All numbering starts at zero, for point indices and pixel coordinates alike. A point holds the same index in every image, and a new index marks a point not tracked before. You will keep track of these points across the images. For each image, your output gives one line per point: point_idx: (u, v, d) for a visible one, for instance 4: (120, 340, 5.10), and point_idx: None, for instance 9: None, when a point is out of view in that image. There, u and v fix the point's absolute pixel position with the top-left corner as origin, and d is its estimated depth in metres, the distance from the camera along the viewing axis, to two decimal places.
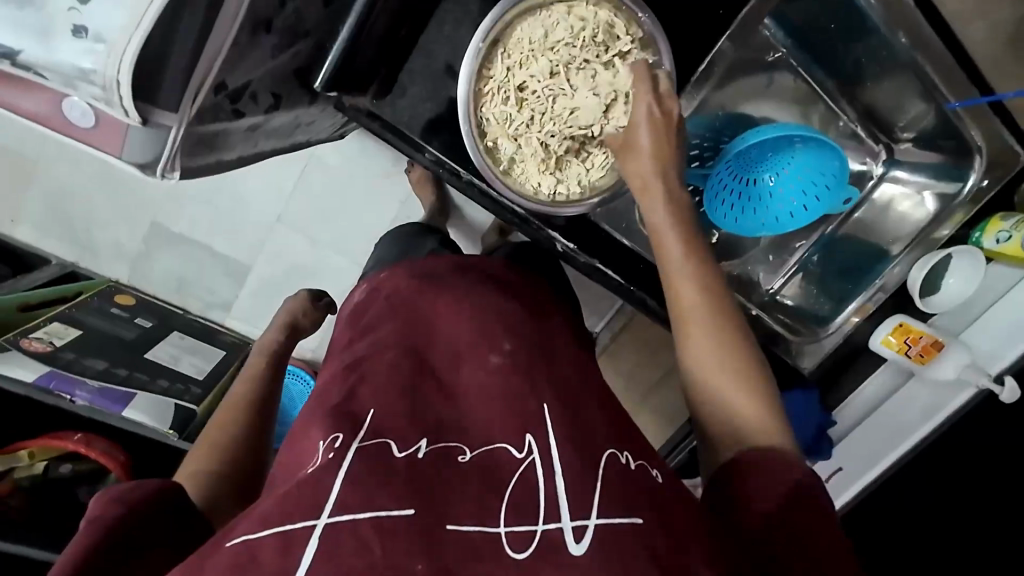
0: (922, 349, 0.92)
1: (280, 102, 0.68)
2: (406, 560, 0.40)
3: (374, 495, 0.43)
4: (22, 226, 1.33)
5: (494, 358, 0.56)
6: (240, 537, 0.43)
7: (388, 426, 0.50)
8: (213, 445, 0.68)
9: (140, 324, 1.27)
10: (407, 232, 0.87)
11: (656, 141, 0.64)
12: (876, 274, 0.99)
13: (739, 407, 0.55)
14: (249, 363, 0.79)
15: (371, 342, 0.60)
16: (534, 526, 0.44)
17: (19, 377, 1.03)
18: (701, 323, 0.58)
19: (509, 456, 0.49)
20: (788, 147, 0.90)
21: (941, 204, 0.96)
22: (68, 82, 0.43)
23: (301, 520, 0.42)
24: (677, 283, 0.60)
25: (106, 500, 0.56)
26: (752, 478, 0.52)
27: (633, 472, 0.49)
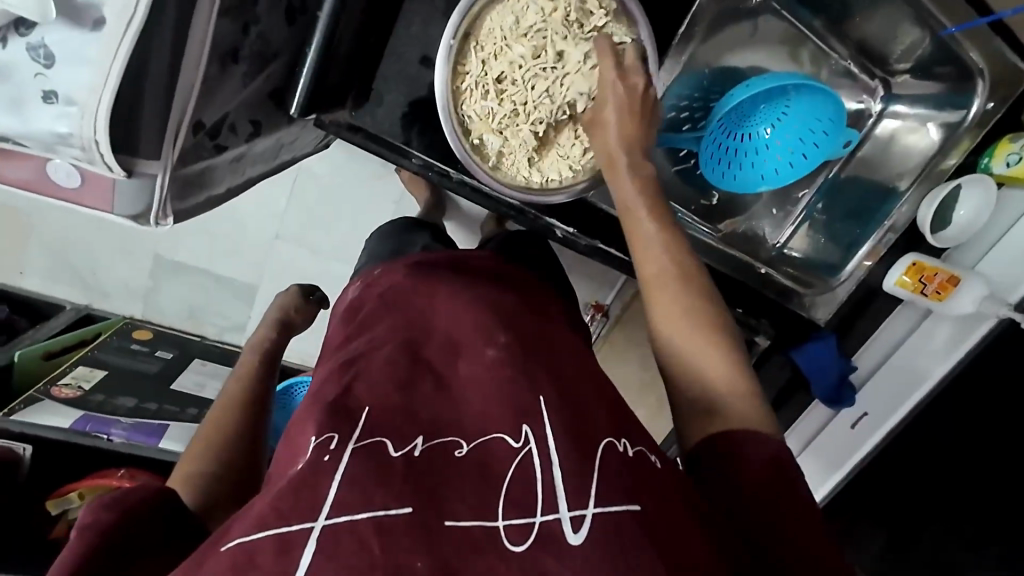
0: (938, 286, 0.91)
1: (260, 128, 0.67)
2: (406, 558, 0.38)
3: (372, 493, 0.41)
4: (29, 277, 1.34)
5: (491, 350, 0.54)
6: (235, 539, 0.40)
7: (382, 424, 0.47)
8: (205, 445, 0.63)
9: (161, 357, 1.32)
10: (394, 227, 0.85)
11: (622, 120, 0.62)
12: (884, 214, 0.97)
13: (715, 380, 0.55)
14: (240, 363, 0.73)
15: (366, 341, 0.57)
16: (533, 518, 0.42)
17: (55, 424, 1.08)
18: (676, 298, 0.57)
19: (505, 446, 0.46)
20: (780, 95, 0.88)
21: (946, 133, 0.93)
22: (48, 148, 0.42)
23: (297, 522, 0.39)
24: (649, 261, 0.59)
25: (97, 504, 0.50)
26: (722, 457, 0.52)
27: (632, 460, 0.47)
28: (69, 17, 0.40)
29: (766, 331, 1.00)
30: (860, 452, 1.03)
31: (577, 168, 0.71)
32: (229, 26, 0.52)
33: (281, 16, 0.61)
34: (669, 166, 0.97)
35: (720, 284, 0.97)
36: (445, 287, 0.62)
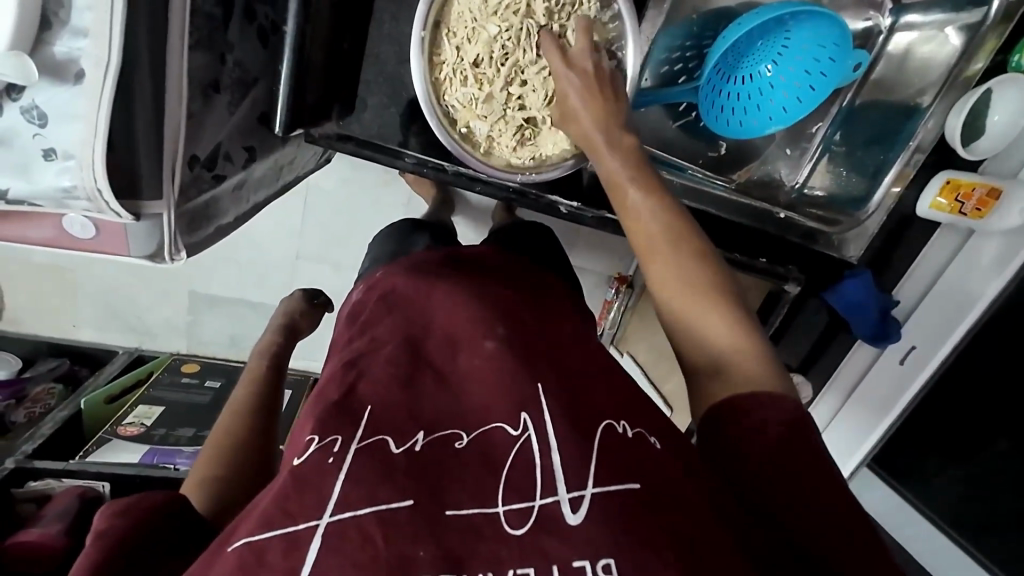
0: (977, 203, 0.85)
1: (255, 152, 0.69)
2: (410, 548, 0.39)
3: (375, 490, 0.42)
4: (83, 327, 1.42)
5: (490, 343, 0.55)
6: (242, 539, 0.41)
7: (386, 421, 0.48)
8: (220, 447, 0.64)
9: (211, 386, 1.39)
10: (398, 229, 0.86)
11: (591, 100, 0.61)
12: (910, 134, 0.91)
13: (721, 346, 0.53)
14: (248, 368, 0.75)
15: (368, 341, 0.58)
16: (532, 502, 0.42)
17: (126, 460, 1.20)
18: (674, 264, 0.56)
19: (504, 435, 0.47)
20: (777, 27, 0.84)
21: (968, 35, 0.86)
22: (60, 205, 0.45)
23: (304, 521, 0.40)
24: (642, 231, 0.57)
25: (111, 511, 0.50)
26: (730, 421, 0.50)
27: (631, 441, 0.47)
28: (50, 72, 0.41)
29: (795, 277, 0.96)
30: (910, 391, 0.99)
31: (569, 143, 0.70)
32: (204, 58, 0.53)
33: (254, 40, 0.62)
34: (670, 123, 0.94)
35: (741, 235, 0.94)
36: (442, 282, 0.63)
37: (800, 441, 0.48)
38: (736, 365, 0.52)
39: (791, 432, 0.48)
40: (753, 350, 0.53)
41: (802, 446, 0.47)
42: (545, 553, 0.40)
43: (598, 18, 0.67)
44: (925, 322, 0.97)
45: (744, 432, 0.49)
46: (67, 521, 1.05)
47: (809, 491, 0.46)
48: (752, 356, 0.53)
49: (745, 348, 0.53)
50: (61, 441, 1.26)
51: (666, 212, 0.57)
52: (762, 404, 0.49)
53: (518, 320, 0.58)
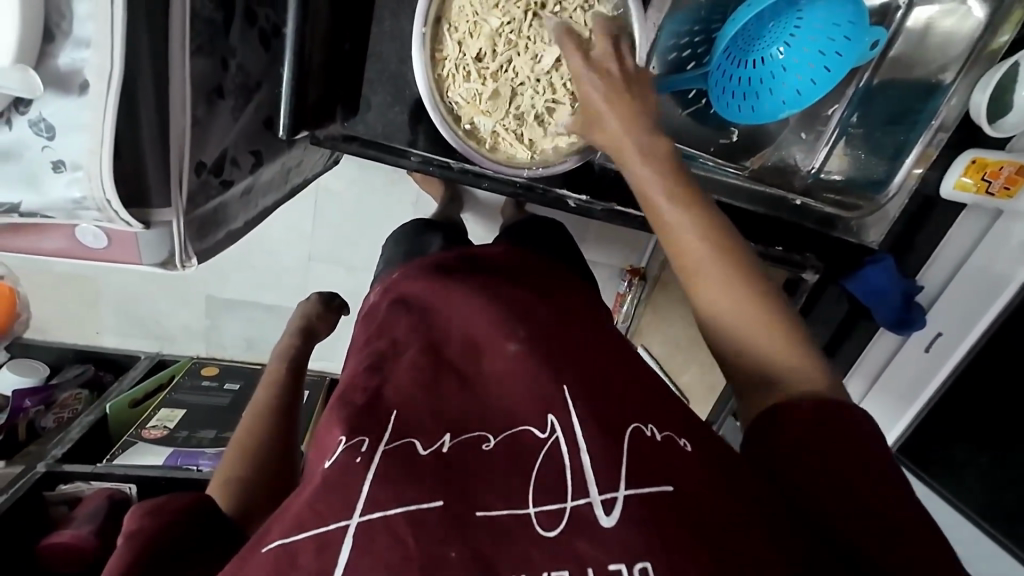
0: (1006, 181, 0.82)
1: (262, 157, 0.69)
2: (440, 548, 0.39)
3: (402, 490, 0.42)
4: (105, 334, 1.47)
5: (509, 344, 0.54)
6: (276, 540, 0.41)
7: (412, 426, 0.48)
8: (243, 450, 0.64)
9: (230, 389, 1.42)
10: (410, 229, 0.86)
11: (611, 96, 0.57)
12: (931, 113, 0.89)
13: (772, 352, 0.52)
14: (267, 370, 0.76)
15: (385, 340, 0.58)
16: (563, 504, 0.41)
17: (151, 462, 1.23)
18: (715, 267, 0.54)
19: (531, 438, 0.46)
20: (790, 7, 0.82)
21: (992, 7, 0.84)
22: (70, 215, 0.45)
23: (334, 521, 0.40)
24: (681, 239, 0.55)
25: (141, 511, 0.51)
26: (782, 424, 0.49)
27: (662, 445, 0.45)
28: (57, 84, 0.42)
29: (813, 265, 0.94)
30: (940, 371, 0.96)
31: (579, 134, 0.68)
32: (208, 64, 0.53)
33: (256, 43, 0.62)
34: (679, 111, 0.92)
35: (757, 226, 0.91)
36: (458, 283, 0.63)
37: (842, 441, 0.47)
38: (791, 372, 0.51)
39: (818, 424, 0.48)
40: (804, 354, 0.52)
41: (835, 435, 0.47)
42: (579, 556, 0.39)
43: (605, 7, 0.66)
44: (950, 308, 0.94)
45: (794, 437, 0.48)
46: (97, 522, 1.07)
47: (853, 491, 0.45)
48: (802, 359, 0.51)
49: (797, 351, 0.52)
50: (88, 444, 1.28)
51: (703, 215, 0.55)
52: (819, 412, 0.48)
53: (532, 319, 0.58)
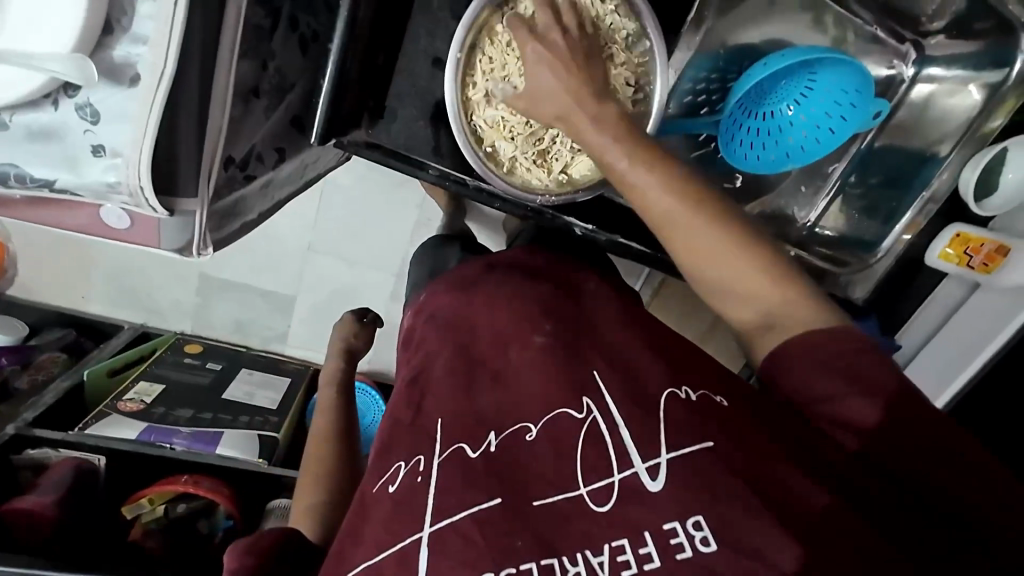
0: (985, 258, 0.88)
1: (286, 153, 0.71)
2: (507, 539, 0.47)
3: (464, 496, 0.51)
4: (93, 300, 1.46)
5: (540, 337, 0.60)
6: (362, 563, 0.52)
7: (457, 432, 0.56)
8: (320, 475, 0.82)
9: (212, 368, 1.41)
10: (430, 249, 0.94)
11: (565, 73, 0.58)
12: (923, 184, 0.94)
13: (761, 296, 0.55)
14: (322, 395, 0.92)
15: (423, 358, 0.66)
16: (611, 479, 0.48)
17: (124, 435, 1.20)
18: (692, 223, 0.56)
19: (569, 419, 0.53)
20: (803, 69, 0.85)
21: (988, 92, 0.89)
22: (100, 196, 0.47)
23: (410, 535, 0.51)
24: (659, 208, 0.56)
25: (239, 552, 0.60)
26: (800, 363, 0.52)
27: (697, 403, 0.51)
28: (110, 75, 0.44)
29: None
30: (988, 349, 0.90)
31: (594, 170, 0.73)
32: (249, 64, 0.55)
33: (295, 48, 0.64)
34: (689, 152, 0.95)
35: None
36: (481, 297, 0.66)
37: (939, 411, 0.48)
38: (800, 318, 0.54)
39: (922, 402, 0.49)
40: (800, 292, 0.55)
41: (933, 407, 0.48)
42: (635, 522, 0.45)
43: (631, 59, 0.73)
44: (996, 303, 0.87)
45: (812, 377, 0.51)
46: (61, 492, 1.06)
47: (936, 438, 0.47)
48: (783, 290, 0.55)
49: (784, 283, 0.55)
50: (63, 411, 1.26)
51: (673, 178, 0.56)
52: (825, 340, 0.52)
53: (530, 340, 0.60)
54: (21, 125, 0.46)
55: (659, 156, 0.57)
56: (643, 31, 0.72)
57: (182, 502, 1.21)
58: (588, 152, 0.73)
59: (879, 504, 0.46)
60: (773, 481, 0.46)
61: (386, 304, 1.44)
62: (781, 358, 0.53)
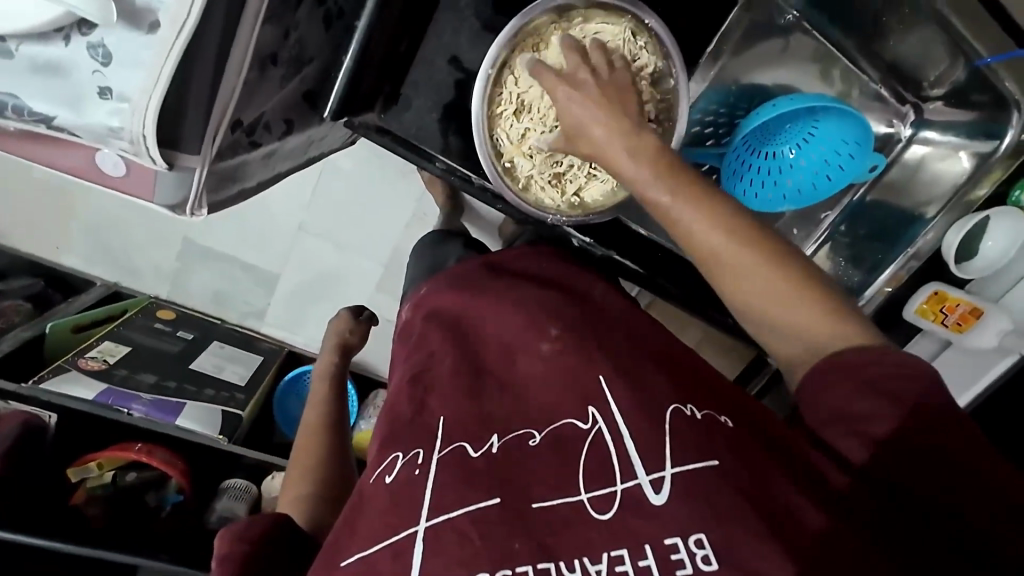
0: (959, 317, 0.92)
1: (292, 126, 0.70)
2: (506, 541, 0.49)
3: (463, 496, 0.53)
4: (68, 253, 1.39)
5: (546, 344, 0.63)
6: (354, 556, 0.54)
7: (460, 431, 0.59)
8: (306, 468, 0.81)
9: (183, 337, 1.37)
10: (430, 242, 0.95)
11: (600, 100, 0.58)
12: (909, 239, 0.98)
13: (799, 321, 0.55)
14: (314, 388, 0.92)
15: (425, 355, 0.69)
16: (613, 488, 0.50)
17: (81, 395, 1.15)
18: (730, 249, 0.55)
19: (575, 429, 0.55)
20: (807, 116, 0.88)
21: (977, 161, 0.93)
22: (98, 139, 0.45)
23: (405, 530, 0.52)
24: (691, 236, 0.56)
25: (230, 540, 0.65)
26: (829, 382, 0.52)
27: (701, 422, 0.52)
28: (129, 18, 0.43)
29: None
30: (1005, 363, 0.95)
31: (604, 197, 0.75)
32: (272, 31, 0.54)
33: (319, 23, 0.64)
34: None
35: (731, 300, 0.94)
36: (486, 295, 0.71)
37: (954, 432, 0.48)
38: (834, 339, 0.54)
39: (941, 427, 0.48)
40: (834, 311, 0.55)
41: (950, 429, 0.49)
42: (635, 534, 0.47)
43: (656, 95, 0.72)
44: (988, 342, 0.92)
45: (841, 398, 0.51)
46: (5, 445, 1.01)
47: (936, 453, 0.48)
48: (822, 313, 0.54)
49: (822, 306, 0.54)
50: (22, 360, 1.21)
51: (711, 207, 0.56)
52: (866, 363, 0.51)
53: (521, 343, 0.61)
54: (26, 57, 0.45)
55: (699, 185, 0.57)
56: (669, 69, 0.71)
57: (133, 471, 1.18)
58: (601, 179, 0.75)
59: (877, 517, 0.47)
60: (768, 496, 0.47)
61: (370, 294, 1.42)
62: (811, 382, 0.53)
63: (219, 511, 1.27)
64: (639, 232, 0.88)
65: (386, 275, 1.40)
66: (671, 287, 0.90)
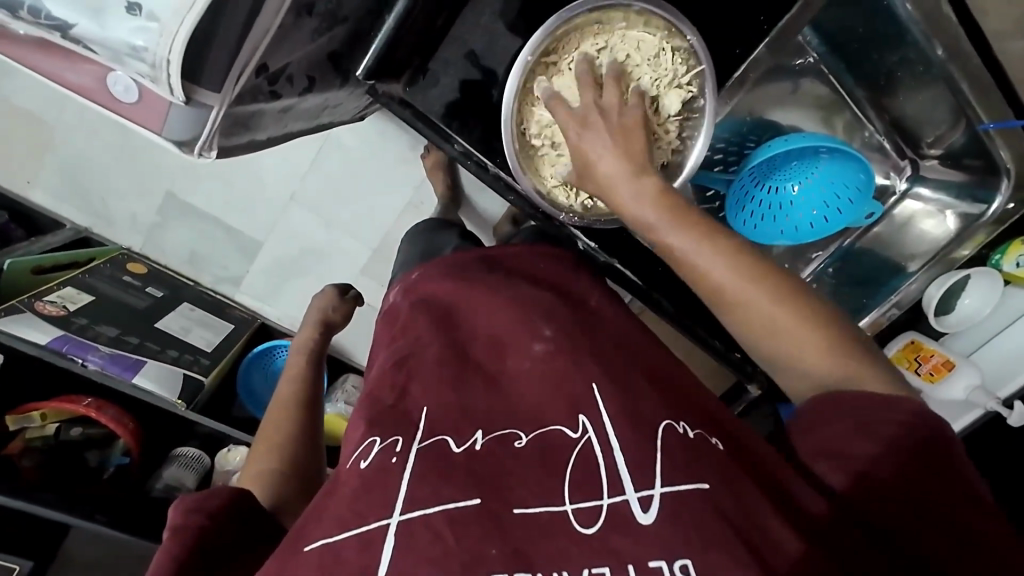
0: (932, 367, 1.01)
1: (315, 85, 0.68)
2: (480, 546, 0.47)
3: (441, 494, 0.50)
4: (37, 188, 1.28)
5: (536, 341, 0.63)
6: (319, 540, 0.50)
7: (442, 425, 0.57)
8: (275, 444, 0.77)
9: (151, 294, 1.31)
10: (431, 230, 0.94)
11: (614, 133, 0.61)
12: (892, 289, 1.05)
13: (815, 365, 0.56)
14: (291, 362, 0.89)
15: (412, 340, 0.68)
16: (600, 501, 0.48)
17: (32, 338, 1.05)
18: (745, 296, 0.57)
19: (564, 436, 0.54)
20: (813, 155, 0.90)
21: (964, 223, 0.98)
22: (116, 58, 0.44)
23: (375, 521, 0.49)
24: (713, 280, 0.58)
25: (184, 510, 0.62)
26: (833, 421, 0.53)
27: (692, 441, 0.52)
28: None
29: (757, 382, 1.02)
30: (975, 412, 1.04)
31: None
32: None
33: None
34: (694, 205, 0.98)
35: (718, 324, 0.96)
36: (481, 288, 0.70)
37: (933, 468, 0.49)
38: (838, 371, 0.55)
39: (921, 464, 0.49)
40: (837, 341, 0.56)
41: (931, 461, 0.49)
42: (617, 552, 0.46)
43: (683, 116, 0.74)
44: (958, 394, 0.99)
45: (835, 432, 0.52)
46: None
47: (923, 493, 0.49)
48: (837, 356, 0.56)
49: (829, 343, 0.56)
50: None
51: (712, 242, 0.58)
52: (860, 404, 0.52)
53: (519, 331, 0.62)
54: None
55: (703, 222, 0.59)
56: (702, 89, 0.72)
57: (78, 426, 1.12)
58: None
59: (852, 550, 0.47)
60: (756, 525, 0.46)
61: (356, 275, 1.40)
62: (815, 420, 0.54)
63: (166, 479, 1.21)
64: (644, 243, 0.88)
65: (375, 259, 1.37)
66: (666, 303, 0.92)
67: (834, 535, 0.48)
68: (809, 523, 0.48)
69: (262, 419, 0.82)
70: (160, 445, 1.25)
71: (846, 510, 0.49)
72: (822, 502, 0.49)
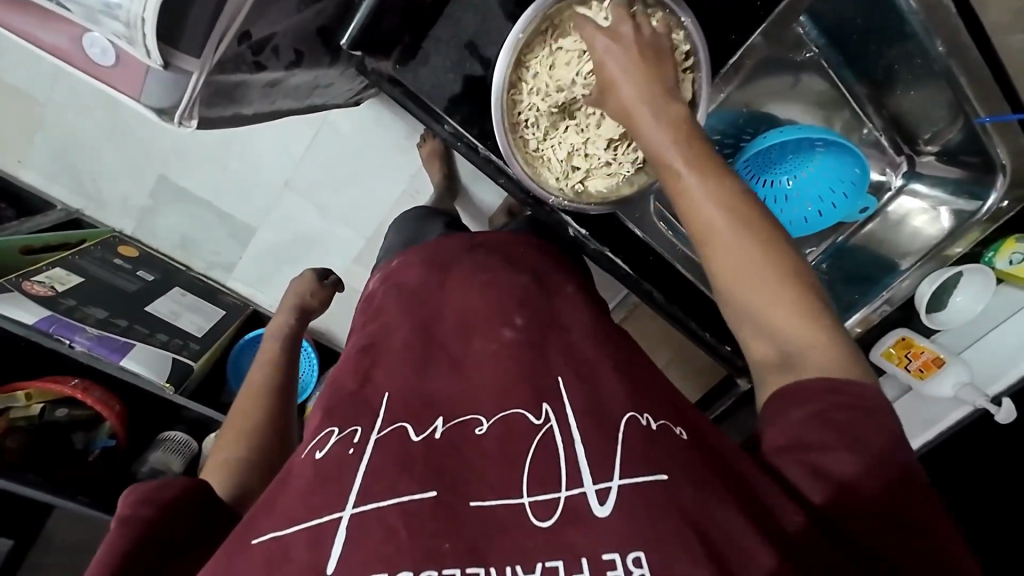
0: (922, 364, 1.01)
1: (302, 60, 0.68)
2: (434, 540, 0.46)
3: (397, 484, 0.49)
4: (27, 167, 1.26)
5: (509, 333, 0.62)
6: (269, 535, 0.49)
7: (401, 413, 0.56)
8: (241, 432, 0.76)
9: (142, 277, 1.28)
10: (418, 218, 0.93)
11: (645, 88, 0.59)
12: (885, 285, 1.03)
13: (812, 358, 0.53)
14: (263, 349, 0.88)
15: (385, 326, 0.67)
16: (558, 494, 0.48)
17: (19, 318, 1.03)
18: (747, 254, 0.54)
19: (526, 422, 0.53)
20: (809, 147, 0.90)
21: (957, 221, 0.98)
22: (90, 17, 0.43)
23: (327, 514, 0.48)
24: (730, 249, 0.55)
25: (133, 500, 0.60)
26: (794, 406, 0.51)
27: (656, 432, 0.52)
28: None
29: (748, 375, 0.99)
30: (962, 409, 1.05)
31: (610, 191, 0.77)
32: None
33: None
34: None
35: (710, 317, 0.94)
36: (455, 275, 0.70)
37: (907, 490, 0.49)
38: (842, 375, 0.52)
39: (898, 485, 0.49)
40: (839, 342, 0.53)
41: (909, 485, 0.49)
42: (574, 549, 0.45)
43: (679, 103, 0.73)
44: (946, 391, 1.01)
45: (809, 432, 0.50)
46: None
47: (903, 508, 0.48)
48: (832, 347, 0.53)
49: (831, 340, 0.53)
50: None
51: (742, 214, 0.55)
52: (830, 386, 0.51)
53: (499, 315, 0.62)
54: None
55: (740, 194, 0.56)
56: (696, 73, 0.71)
57: (65, 408, 1.09)
58: (610, 174, 0.76)
59: (819, 559, 0.46)
60: (715, 529, 0.46)
61: (347, 263, 1.38)
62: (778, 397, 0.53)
63: (151, 463, 1.19)
64: (635, 232, 0.86)
65: (368, 249, 1.36)
66: (657, 293, 0.91)
67: (815, 550, 0.46)
68: (790, 543, 0.46)
69: (231, 407, 0.81)
70: (144, 431, 1.24)
71: (821, 526, 0.48)
72: (799, 518, 0.47)
